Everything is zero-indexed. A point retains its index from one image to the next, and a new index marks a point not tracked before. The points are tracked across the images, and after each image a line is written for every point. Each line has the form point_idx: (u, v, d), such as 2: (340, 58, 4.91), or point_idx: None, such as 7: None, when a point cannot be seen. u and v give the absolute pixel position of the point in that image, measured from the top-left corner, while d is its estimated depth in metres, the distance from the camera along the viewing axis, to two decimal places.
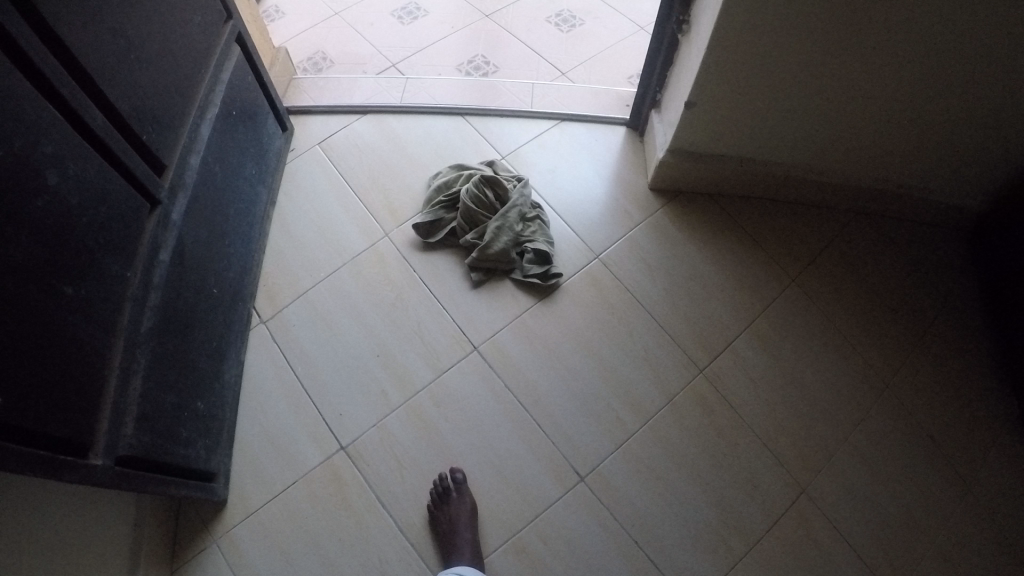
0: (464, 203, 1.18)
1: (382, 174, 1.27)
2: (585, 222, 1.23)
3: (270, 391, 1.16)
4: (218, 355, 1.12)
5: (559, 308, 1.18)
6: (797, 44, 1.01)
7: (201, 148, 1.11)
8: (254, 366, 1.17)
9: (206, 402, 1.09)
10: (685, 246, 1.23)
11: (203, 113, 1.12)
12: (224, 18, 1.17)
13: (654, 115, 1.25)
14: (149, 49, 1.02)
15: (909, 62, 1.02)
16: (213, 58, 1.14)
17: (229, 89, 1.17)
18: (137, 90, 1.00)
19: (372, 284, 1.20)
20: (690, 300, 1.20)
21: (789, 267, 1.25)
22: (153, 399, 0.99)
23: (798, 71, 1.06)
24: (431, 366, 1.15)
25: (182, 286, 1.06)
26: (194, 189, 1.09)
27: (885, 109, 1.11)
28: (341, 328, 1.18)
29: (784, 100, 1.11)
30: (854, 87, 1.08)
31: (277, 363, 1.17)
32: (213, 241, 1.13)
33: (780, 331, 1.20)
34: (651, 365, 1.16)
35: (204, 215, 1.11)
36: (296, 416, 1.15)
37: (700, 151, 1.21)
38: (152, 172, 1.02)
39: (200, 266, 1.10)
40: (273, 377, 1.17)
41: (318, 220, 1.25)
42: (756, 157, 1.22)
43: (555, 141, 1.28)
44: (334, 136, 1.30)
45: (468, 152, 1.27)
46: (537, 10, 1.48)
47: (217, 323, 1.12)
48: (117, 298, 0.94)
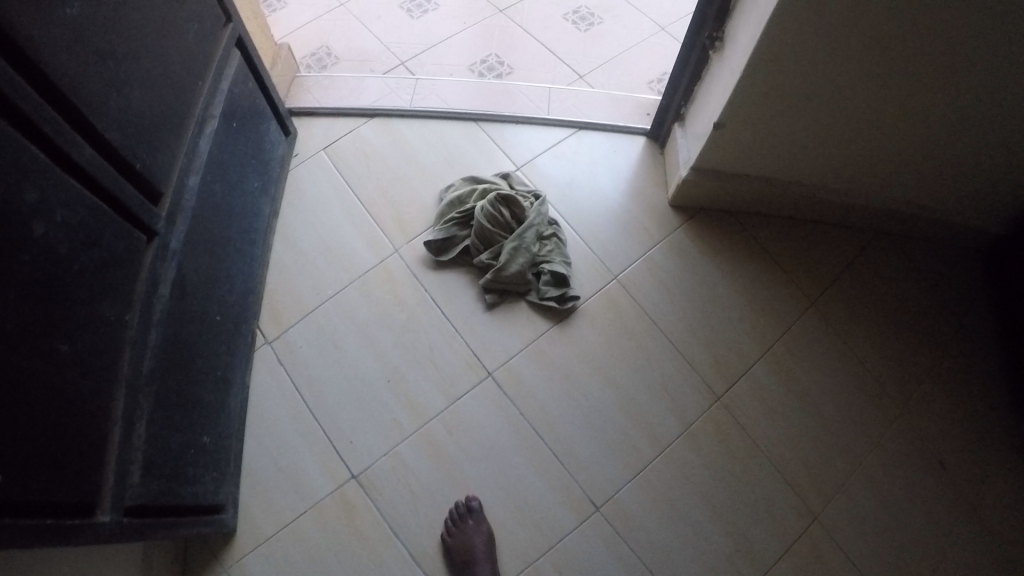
0: (478, 222, 1.12)
1: (392, 184, 1.20)
2: (602, 239, 1.18)
3: (279, 415, 1.12)
4: (224, 384, 1.08)
5: (575, 332, 1.13)
6: (837, 65, 0.95)
7: (201, 167, 1.05)
8: (261, 389, 1.13)
9: (212, 435, 1.05)
10: (706, 267, 1.19)
11: (202, 128, 1.05)
12: (224, 20, 1.09)
13: (678, 129, 1.20)
14: (143, 67, 0.94)
15: (952, 88, 0.96)
16: (213, 64, 1.07)
17: (230, 96, 1.10)
18: (130, 114, 0.93)
19: (381, 304, 1.15)
20: (710, 324, 1.16)
21: (807, 290, 1.20)
22: (158, 442, 0.95)
23: (834, 91, 1.00)
24: (444, 393, 1.10)
25: (183, 317, 1.01)
26: (195, 212, 1.04)
27: (920, 130, 1.05)
28: (349, 350, 1.13)
29: (817, 120, 1.06)
30: (891, 109, 1.02)
31: (285, 387, 1.13)
32: (215, 264, 1.07)
33: (797, 356, 1.16)
34: (668, 392, 1.11)
35: (203, 239, 1.05)
36: (305, 443, 1.10)
37: (725, 171, 1.17)
38: (147, 202, 0.96)
39: (202, 294, 1.05)
40: (281, 401, 1.12)
41: (324, 232, 1.19)
42: (783, 177, 1.17)
43: (573, 152, 1.22)
44: (340, 141, 1.23)
45: (482, 162, 1.21)
46: (553, 5, 1.40)
47: (221, 351, 1.08)
48: (117, 344, 0.90)
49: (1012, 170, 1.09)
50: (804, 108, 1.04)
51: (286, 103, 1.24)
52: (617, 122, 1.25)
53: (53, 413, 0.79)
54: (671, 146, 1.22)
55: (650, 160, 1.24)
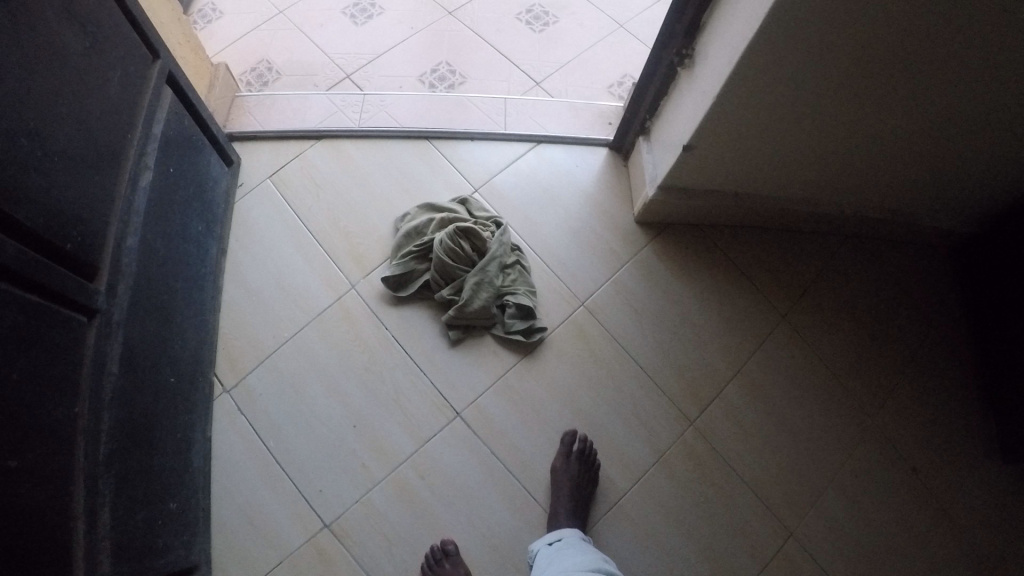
0: (437, 257, 1.06)
1: (344, 215, 1.13)
2: (567, 263, 1.14)
3: (245, 465, 1.06)
4: (185, 444, 1.02)
5: (545, 364, 1.10)
6: (829, 75, 0.87)
7: (139, 223, 0.94)
8: (223, 437, 1.07)
9: (179, 499, 0.99)
10: (675, 286, 1.16)
11: (136, 181, 0.93)
12: (151, 57, 0.96)
13: (643, 144, 1.16)
14: (71, 125, 0.83)
15: (941, 101, 0.90)
16: (143, 115, 0.94)
17: (166, 138, 0.99)
18: (62, 179, 0.81)
19: (342, 345, 1.09)
20: (680, 346, 1.13)
21: (779, 304, 1.18)
22: (122, 524, 0.89)
23: (825, 101, 0.92)
24: (412, 436, 1.06)
25: (137, 387, 0.94)
26: (136, 277, 0.94)
27: (899, 140, 1.00)
28: (312, 396, 1.08)
29: (799, 130, 0.99)
30: (874, 121, 0.96)
31: (248, 436, 1.07)
32: (165, 320, 0.99)
33: (770, 374, 1.14)
34: (639, 420, 1.09)
35: (148, 299, 0.96)
36: (274, 493, 1.05)
37: (693, 188, 1.13)
38: (83, 280, 0.85)
39: (156, 356, 0.97)
40: (244, 452, 1.07)
41: (276, 270, 1.12)
42: (752, 193, 1.14)
43: (533, 168, 1.17)
44: (286, 167, 1.15)
45: (439, 187, 1.14)
46: (506, 4, 1.32)
47: (178, 410, 1.01)
48: (68, 441, 0.81)
49: (987, 174, 1.06)
50: (784, 124, 0.98)
51: (227, 129, 1.15)
52: (580, 133, 1.20)
53: (15, 537, 0.70)
54: (635, 155, 1.18)
55: (614, 175, 1.20)
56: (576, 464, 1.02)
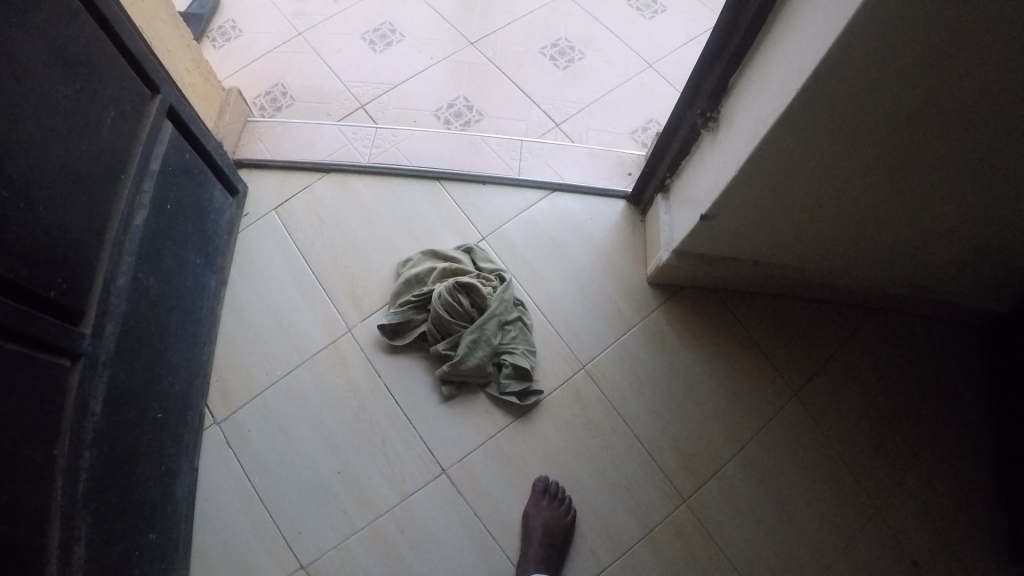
0: (434, 311, 1.04)
1: (346, 254, 1.12)
2: (570, 321, 1.12)
3: (227, 500, 1.03)
4: (169, 477, 0.98)
5: (540, 427, 1.07)
6: (872, 157, 0.79)
7: (130, 263, 0.87)
8: (208, 471, 1.04)
9: (159, 529, 0.95)
10: (683, 354, 1.13)
11: (130, 217, 0.87)
12: (149, 92, 0.89)
13: (662, 203, 1.11)
14: (73, 154, 0.77)
15: (987, 194, 0.82)
16: (137, 163, 0.87)
17: (164, 171, 0.92)
18: (55, 210, 0.76)
19: (333, 388, 1.07)
20: (682, 419, 1.10)
21: (790, 381, 1.13)
22: (100, 558, 0.84)
23: (863, 181, 0.84)
24: (396, 488, 1.03)
25: (123, 423, 0.89)
26: (125, 316, 0.88)
27: (939, 227, 0.92)
28: (299, 439, 1.05)
29: (826, 210, 0.92)
30: (912, 205, 0.88)
31: (234, 472, 1.04)
32: (156, 354, 0.94)
33: (774, 456, 1.09)
34: (629, 493, 1.06)
35: (135, 334, 0.90)
36: (256, 532, 1.01)
37: (710, 254, 1.07)
38: (65, 326, 0.79)
39: (146, 390, 0.93)
40: (229, 486, 1.03)
41: (273, 305, 1.10)
42: (776, 263, 1.08)
43: (545, 217, 1.16)
44: (292, 201, 1.15)
45: (445, 232, 1.14)
46: (532, 36, 1.35)
47: (165, 444, 0.97)
48: (47, 479, 0.76)
49: None
50: (808, 204, 0.92)
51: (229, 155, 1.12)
52: (594, 184, 1.19)
53: None
54: (654, 212, 1.14)
55: (626, 232, 1.17)
56: (546, 500, 1.02)
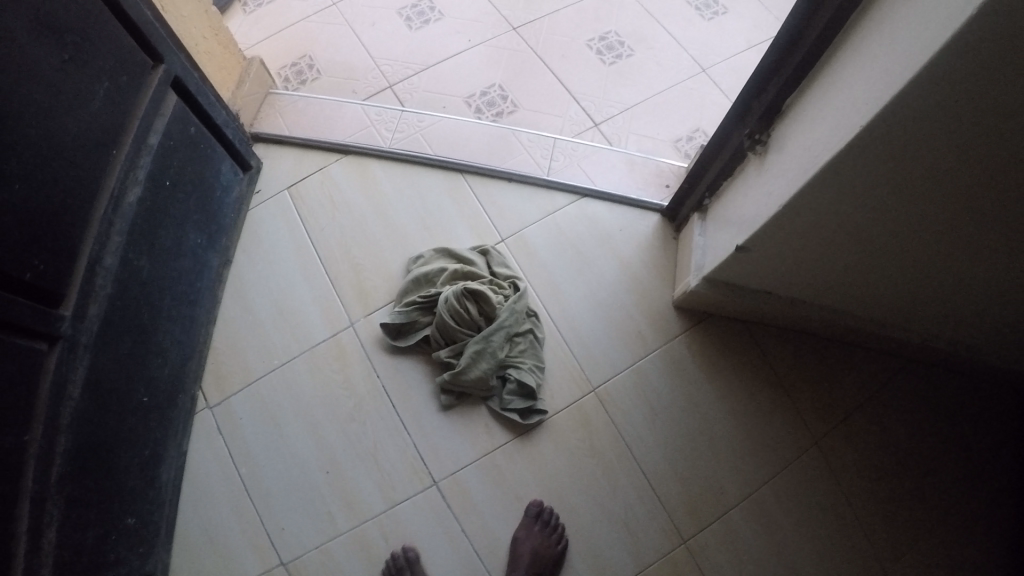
0: (440, 315, 0.99)
1: (358, 244, 1.10)
2: (585, 336, 1.07)
3: (213, 485, 0.99)
4: (154, 461, 0.93)
5: (540, 447, 1.01)
6: (939, 221, 0.69)
7: (121, 241, 0.80)
8: (197, 455, 1.00)
9: (138, 514, 0.90)
10: (700, 386, 1.07)
11: (124, 192, 0.80)
12: (151, 63, 0.83)
13: (697, 224, 1.03)
14: (65, 125, 0.70)
15: None
16: (129, 142, 0.80)
17: (164, 145, 0.86)
18: (45, 181, 0.69)
19: (329, 383, 1.03)
20: (691, 455, 1.04)
21: (810, 428, 1.06)
22: (72, 543, 0.78)
23: (921, 242, 0.74)
24: (384, 495, 0.98)
25: (105, 409, 0.82)
26: (112, 297, 0.80)
27: (1000, 297, 0.82)
28: (291, 433, 1.01)
29: (875, 265, 0.83)
30: (975, 274, 0.78)
31: (222, 459, 1.00)
32: (144, 337, 0.88)
33: (783, 504, 1.03)
34: (627, 526, 1.00)
35: (124, 315, 0.83)
36: (238, 520, 0.97)
37: (742, 285, 0.99)
38: (45, 306, 0.71)
39: (134, 371, 0.87)
40: (217, 474, 0.99)
41: (276, 289, 1.08)
42: (812, 302, 1.00)
43: (572, 223, 1.11)
44: (306, 180, 1.14)
45: (462, 229, 1.10)
46: (579, 28, 1.30)
47: (151, 427, 0.92)
48: (15, 472, 0.68)
49: None
50: (849, 257, 0.83)
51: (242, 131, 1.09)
52: (629, 193, 1.13)
53: None
54: (688, 230, 1.07)
55: (653, 249, 1.11)
56: (537, 526, 0.96)
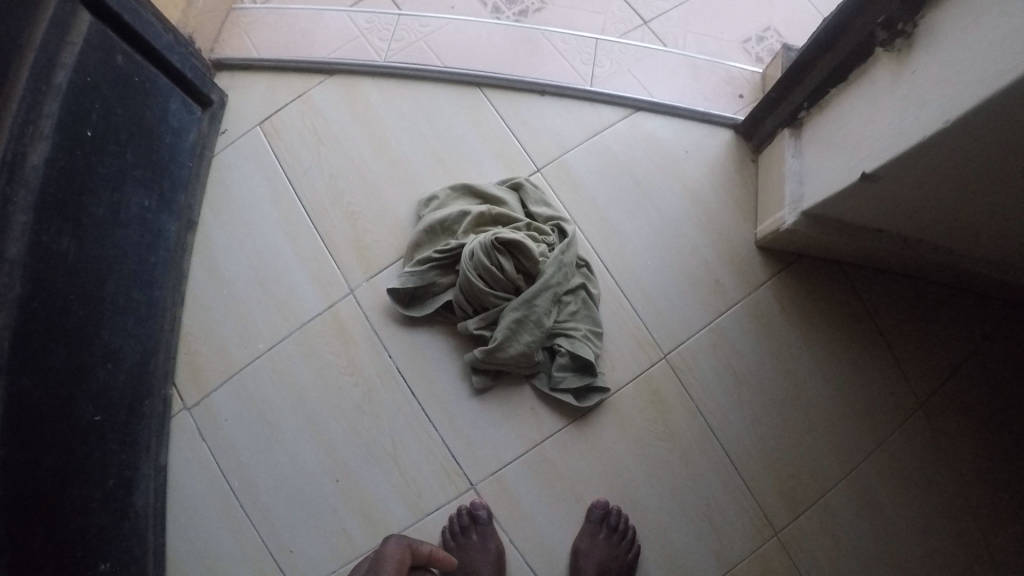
0: (464, 275, 0.72)
1: (353, 188, 0.87)
2: (648, 289, 0.85)
3: (202, 504, 0.80)
4: (122, 489, 0.74)
5: (601, 433, 0.81)
6: None
7: (28, 219, 0.60)
8: (178, 468, 0.81)
9: (112, 557, 0.71)
10: (787, 343, 0.86)
11: (25, 157, 0.60)
12: None
13: (789, 142, 0.81)
14: None
15: None
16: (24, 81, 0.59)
17: (77, 83, 0.66)
18: None
19: (330, 370, 0.83)
20: (777, 429, 0.84)
21: (914, 388, 0.86)
22: None
23: None
24: (410, 505, 0.79)
25: (38, 445, 0.62)
26: (25, 299, 0.60)
27: None
28: (288, 434, 0.82)
29: None
30: None
31: (209, 471, 0.81)
32: (78, 340, 0.69)
33: (888, 481, 0.84)
34: (710, 522, 0.81)
35: (48, 319, 0.64)
36: (237, 546, 0.79)
37: (853, 222, 0.77)
38: None
39: (72, 382, 0.67)
40: (205, 489, 0.81)
41: (256, 256, 0.87)
42: (936, 243, 0.78)
43: (625, 146, 0.88)
44: (283, 111, 0.92)
45: (486, 161, 0.87)
46: None
47: (109, 450, 0.73)
48: None
49: None
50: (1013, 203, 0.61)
51: (195, 56, 0.89)
52: (695, 104, 0.90)
53: None
54: (776, 146, 0.84)
55: (727, 174, 0.88)
56: (603, 533, 0.77)
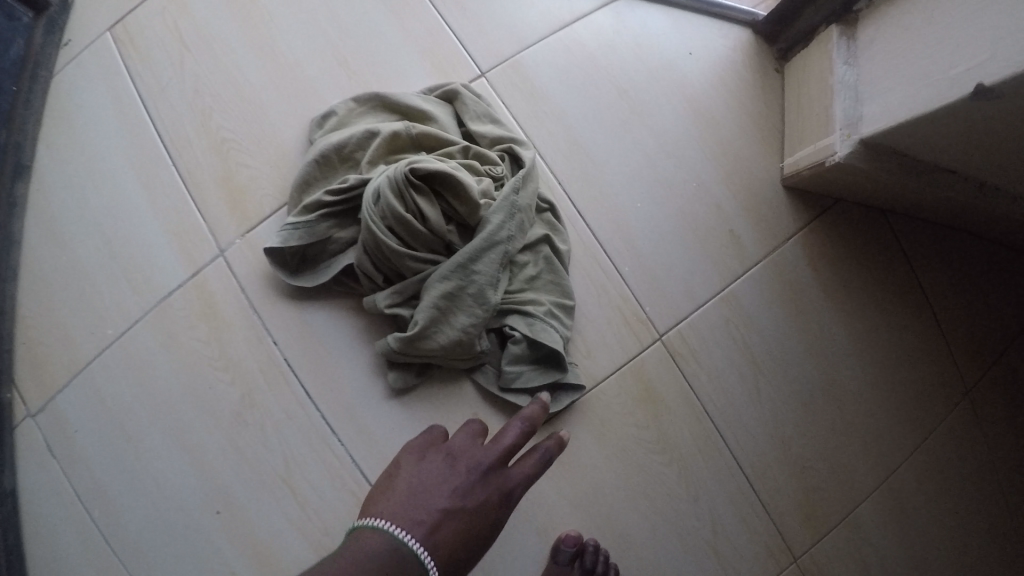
0: (366, 225, 0.48)
1: (230, 108, 0.63)
2: (637, 242, 0.62)
3: (53, 550, 0.58)
4: None
5: (572, 445, 0.59)
6: None
7: None
8: (18, 501, 0.58)
9: None
10: (817, 311, 0.64)
11: None
12: None
13: (838, 43, 0.57)
14: None
15: None
16: None
17: None
18: None
19: (202, 363, 0.59)
20: (799, 426, 0.62)
21: (962, 372, 0.66)
22: None
23: None
24: (315, 546, 0.57)
25: None
26: None
27: None
28: (151, 452, 0.59)
29: None
30: None
31: (63, 503, 0.58)
32: None
33: (931, 489, 0.63)
34: (717, 553, 0.59)
35: None
36: None
37: (926, 158, 0.55)
38: None
39: None
40: (53, 532, 0.58)
41: (100, 204, 0.63)
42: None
43: (604, 46, 0.65)
44: (142, 9, 0.66)
45: (414, 69, 0.63)
46: None
47: None
48: None
49: None
50: None
51: None
52: None
53: None
54: (816, 46, 0.61)
55: (743, 87, 0.66)
56: None
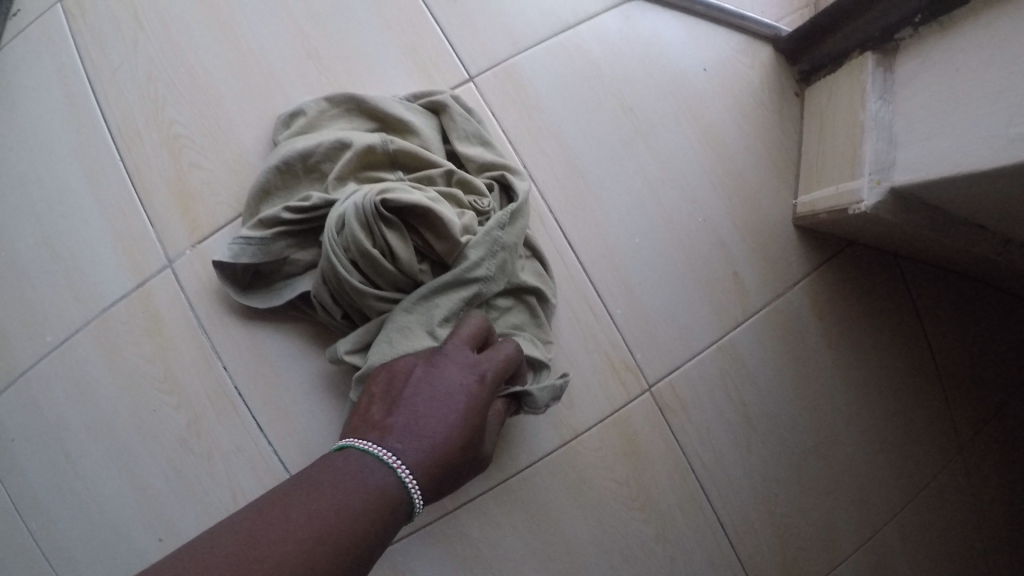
0: (327, 255, 0.44)
1: (188, 100, 0.56)
2: (631, 280, 0.57)
3: None
4: None
5: (545, 498, 0.54)
6: None
7: None
8: None
9: None
10: (818, 361, 0.59)
11: None
12: None
13: (875, 77, 0.52)
14: None
15: None
16: None
17: None
18: None
19: (145, 385, 0.54)
20: (788, 484, 0.58)
21: (959, 425, 0.61)
22: None
23: None
24: None
25: None
26: None
27: None
28: (88, 480, 0.54)
29: None
30: None
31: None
32: None
33: (913, 554, 0.59)
34: None
35: None
36: None
37: (961, 211, 0.50)
38: None
39: None
40: None
41: (42, 199, 0.56)
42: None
43: (609, 57, 0.59)
44: None
45: (397, 70, 0.57)
46: None
47: None
48: None
49: None
50: None
51: None
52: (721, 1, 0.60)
53: None
54: (845, 80, 0.55)
55: (759, 113, 0.60)
56: None
